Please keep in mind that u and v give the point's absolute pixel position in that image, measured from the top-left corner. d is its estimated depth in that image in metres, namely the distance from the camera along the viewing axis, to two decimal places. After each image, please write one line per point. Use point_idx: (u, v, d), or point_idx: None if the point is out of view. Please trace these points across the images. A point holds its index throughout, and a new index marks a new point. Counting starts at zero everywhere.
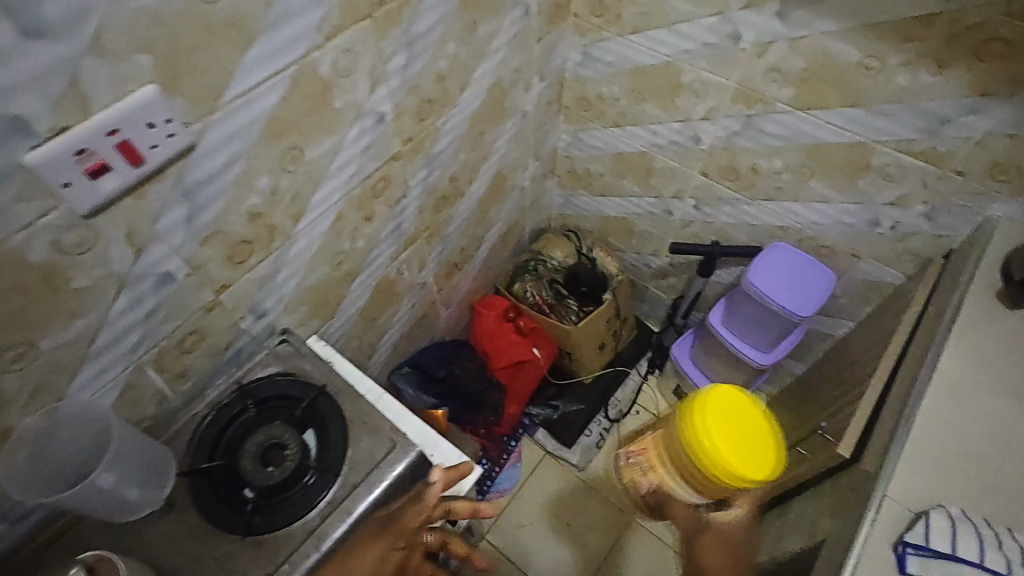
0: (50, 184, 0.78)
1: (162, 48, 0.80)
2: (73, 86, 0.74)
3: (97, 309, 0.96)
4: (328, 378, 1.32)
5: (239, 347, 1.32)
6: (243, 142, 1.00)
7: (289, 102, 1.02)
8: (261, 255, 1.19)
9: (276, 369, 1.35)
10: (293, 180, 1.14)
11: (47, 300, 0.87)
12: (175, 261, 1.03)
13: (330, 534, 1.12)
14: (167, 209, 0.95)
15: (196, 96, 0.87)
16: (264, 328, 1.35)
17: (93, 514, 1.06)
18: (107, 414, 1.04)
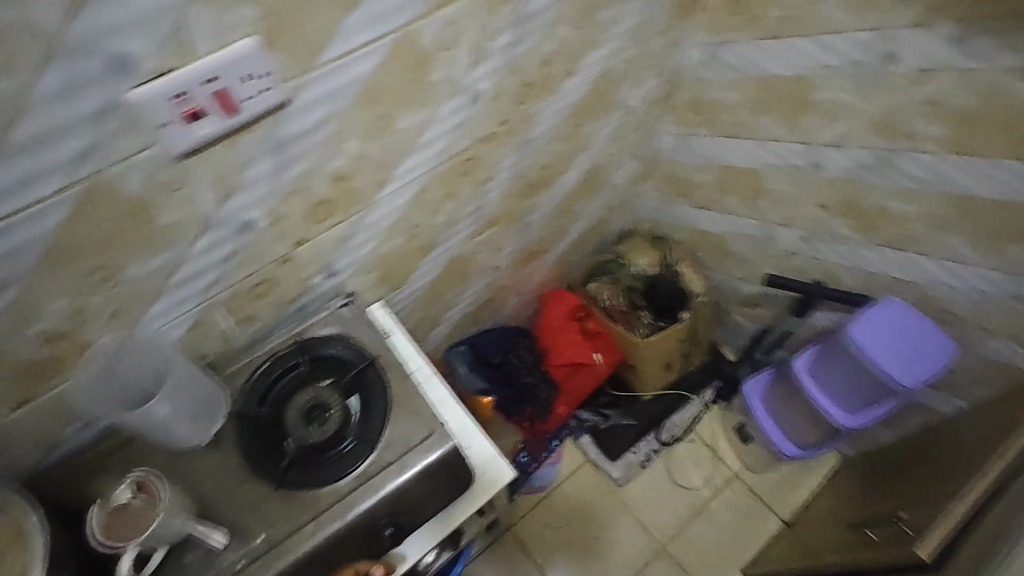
0: (149, 123, 0.82)
1: (268, 3, 0.81)
2: (176, 32, 0.76)
3: (180, 247, 1.02)
4: (381, 350, 1.34)
5: (303, 302, 1.38)
6: (339, 104, 1.02)
7: (384, 68, 1.03)
8: (341, 218, 1.24)
9: (334, 331, 1.38)
10: (381, 148, 1.17)
11: (135, 232, 0.94)
12: (258, 212, 1.08)
13: (357, 506, 1.14)
14: (255, 161, 0.99)
15: (295, 52, 0.89)
16: (331, 287, 1.41)
17: (147, 434, 1.16)
18: (168, 353, 1.16)
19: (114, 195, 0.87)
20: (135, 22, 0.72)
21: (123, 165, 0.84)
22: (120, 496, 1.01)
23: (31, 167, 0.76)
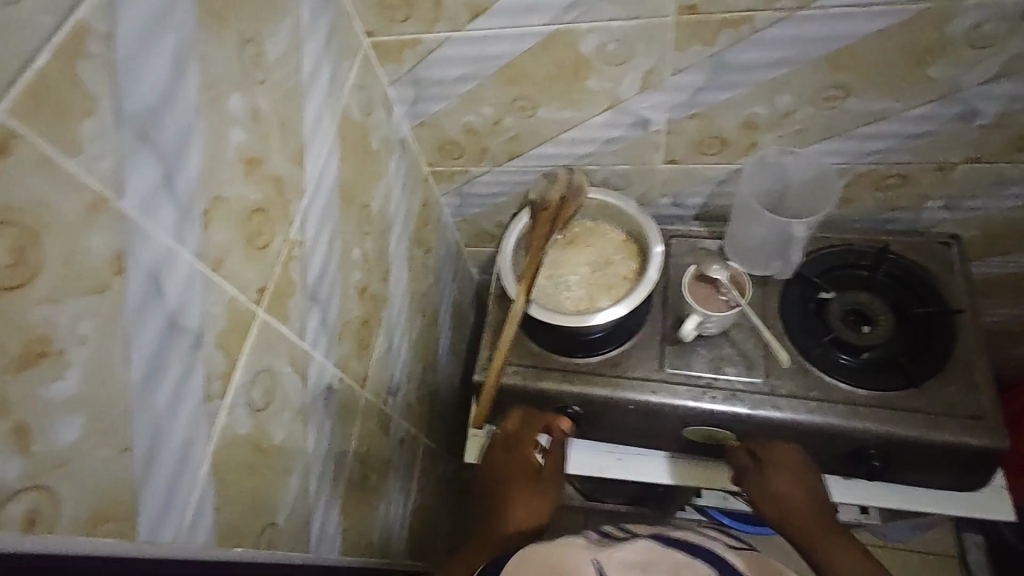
0: (494, 193, 0.95)
1: (561, 67, 0.69)
2: (488, 118, 0.79)
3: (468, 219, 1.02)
4: (933, 301, 0.79)
5: (843, 224, 0.87)
6: (908, 56, 0.62)
7: (960, 125, 0.69)
8: (855, 224, 0.87)
9: (873, 255, 0.82)
10: (936, 147, 0.73)
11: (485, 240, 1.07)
12: (713, 177, 0.83)
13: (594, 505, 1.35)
14: (726, 174, 0.82)
15: (606, 73, 0.69)
16: (905, 219, 0.84)
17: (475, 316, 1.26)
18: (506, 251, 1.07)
19: (473, 224, 1.03)
20: (477, 120, 0.80)
21: (472, 213, 1.01)
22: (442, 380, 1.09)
23: (471, 205, 0.99)
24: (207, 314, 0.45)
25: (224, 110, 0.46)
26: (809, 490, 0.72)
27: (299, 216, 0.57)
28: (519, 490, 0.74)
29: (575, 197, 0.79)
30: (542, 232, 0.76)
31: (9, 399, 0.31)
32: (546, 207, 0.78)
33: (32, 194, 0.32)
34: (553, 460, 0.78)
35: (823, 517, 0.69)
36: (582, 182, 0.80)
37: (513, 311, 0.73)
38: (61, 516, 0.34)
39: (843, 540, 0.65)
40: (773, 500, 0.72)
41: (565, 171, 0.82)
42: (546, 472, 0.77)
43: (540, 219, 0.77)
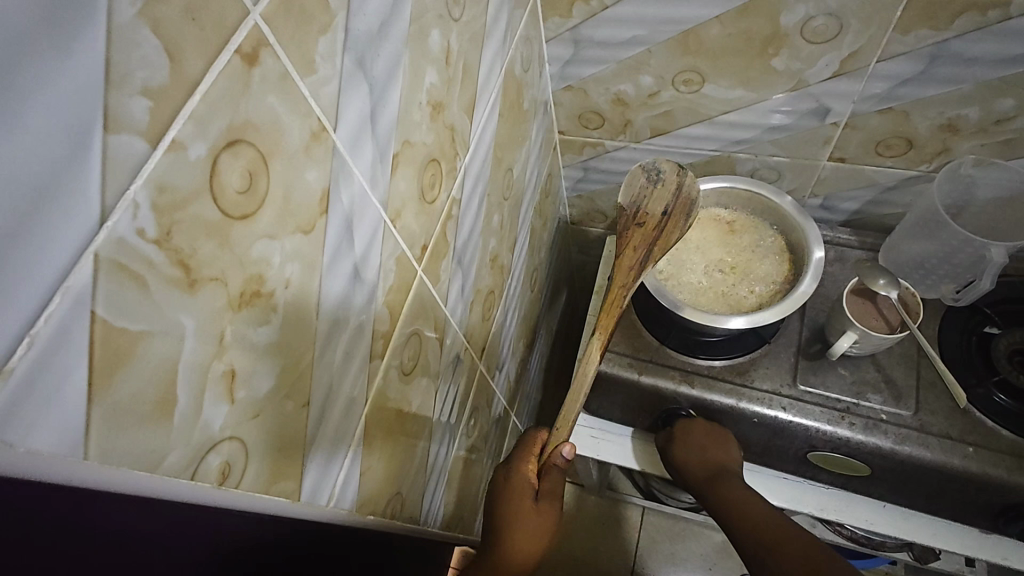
0: (623, 171, 0.89)
1: (751, 39, 0.62)
2: (645, 89, 0.73)
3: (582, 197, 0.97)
4: None
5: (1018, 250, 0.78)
6: None
7: None
8: None
9: None
10: None
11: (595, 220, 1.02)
12: (881, 182, 0.75)
13: (658, 504, 1.34)
14: (898, 180, 0.74)
15: (801, 51, 0.62)
16: None
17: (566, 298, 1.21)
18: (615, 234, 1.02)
19: (588, 202, 0.98)
20: (632, 91, 0.74)
21: (591, 191, 0.95)
22: (537, 360, 1.06)
23: (593, 182, 0.93)
24: (382, 268, 0.42)
25: (425, 46, 0.42)
26: (710, 450, 0.71)
27: (463, 172, 0.53)
28: (530, 505, 0.65)
29: (682, 221, 0.68)
30: (630, 264, 0.67)
31: (225, 340, 0.28)
32: (643, 227, 0.68)
33: (271, 112, 0.28)
34: (551, 487, 0.66)
35: (720, 480, 0.70)
36: (693, 197, 0.67)
37: (584, 368, 0.62)
38: (250, 472, 0.31)
39: (768, 507, 0.66)
40: (688, 463, 0.71)
41: (675, 171, 0.68)
42: (540, 500, 0.66)
43: (634, 245, 0.68)
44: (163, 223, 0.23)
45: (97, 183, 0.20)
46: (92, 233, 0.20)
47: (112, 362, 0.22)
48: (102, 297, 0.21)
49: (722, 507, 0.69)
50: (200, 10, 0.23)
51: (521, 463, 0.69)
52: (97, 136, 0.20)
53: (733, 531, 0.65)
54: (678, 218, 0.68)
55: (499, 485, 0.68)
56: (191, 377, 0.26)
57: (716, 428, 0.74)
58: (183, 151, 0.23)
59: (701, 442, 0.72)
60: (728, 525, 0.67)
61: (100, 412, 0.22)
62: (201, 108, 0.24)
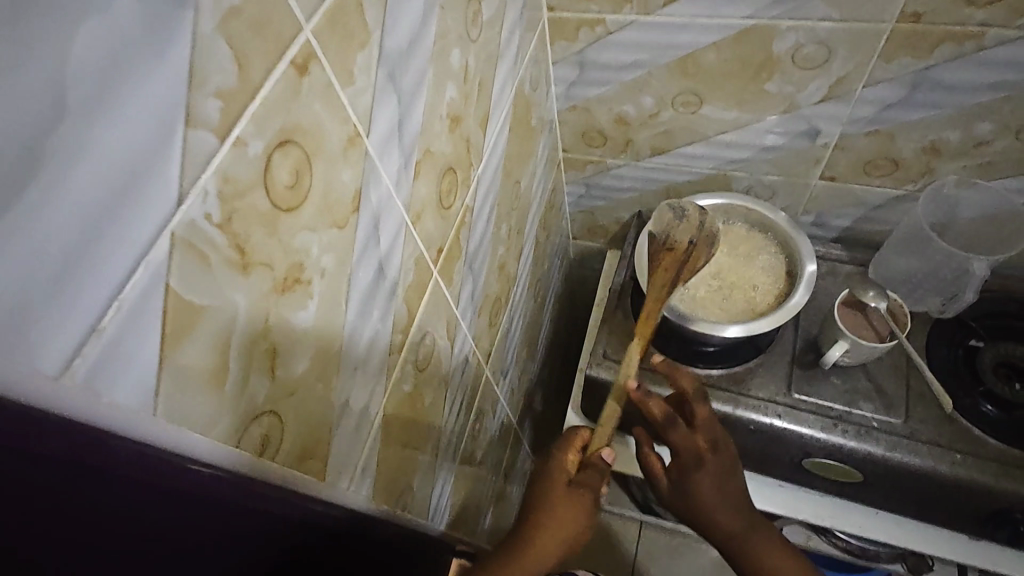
0: (623, 187, 0.92)
1: (745, 64, 0.66)
2: (645, 110, 0.77)
3: (583, 212, 1.00)
4: None
5: (1000, 267, 0.81)
6: None
7: None
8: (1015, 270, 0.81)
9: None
10: None
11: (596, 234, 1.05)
12: (869, 201, 0.79)
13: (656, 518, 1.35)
14: (885, 198, 0.78)
15: (792, 76, 0.66)
16: None
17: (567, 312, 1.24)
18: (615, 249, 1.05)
19: (590, 217, 1.01)
20: (633, 111, 0.78)
21: (592, 206, 0.99)
22: (539, 372, 1.08)
23: (594, 198, 0.97)
24: (402, 266, 0.45)
25: (447, 64, 0.46)
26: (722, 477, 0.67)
27: (476, 181, 0.56)
28: (553, 506, 0.63)
29: (707, 251, 0.67)
30: (662, 283, 0.66)
31: (269, 321, 0.30)
32: (672, 253, 0.67)
33: (316, 117, 0.31)
34: (590, 482, 0.63)
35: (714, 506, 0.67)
36: (715, 231, 0.68)
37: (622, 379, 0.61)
38: (284, 445, 0.34)
39: (762, 545, 0.66)
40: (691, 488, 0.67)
41: (699, 211, 0.69)
42: (568, 497, 0.63)
43: (664, 268, 0.66)
44: (226, 210, 0.26)
45: (177, 172, 0.23)
46: (171, 214, 0.23)
47: (180, 330, 0.25)
48: (176, 272, 0.24)
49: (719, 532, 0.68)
50: (265, 26, 0.26)
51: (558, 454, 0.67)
52: (180, 130, 0.23)
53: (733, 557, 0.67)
54: (703, 247, 0.68)
55: (538, 473, 0.67)
56: (241, 351, 0.29)
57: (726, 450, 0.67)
58: (244, 147, 0.27)
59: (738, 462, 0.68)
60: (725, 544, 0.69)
61: (167, 374, 0.25)
62: (260, 111, 0.27)
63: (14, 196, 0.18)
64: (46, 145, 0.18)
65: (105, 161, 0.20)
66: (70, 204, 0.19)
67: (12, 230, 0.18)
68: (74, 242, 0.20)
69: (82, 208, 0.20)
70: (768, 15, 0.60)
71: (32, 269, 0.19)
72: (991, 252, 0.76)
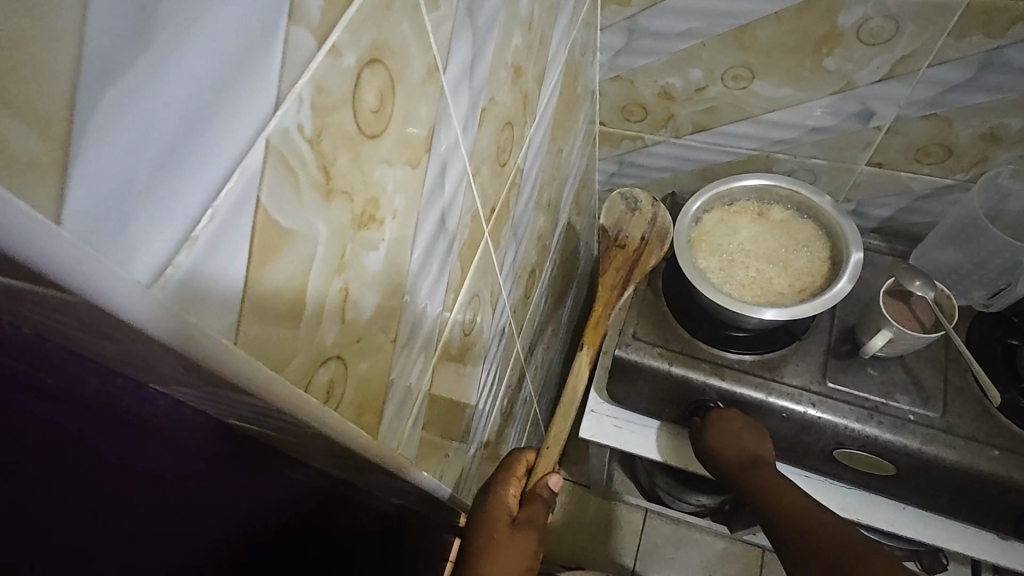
0: (658, 166, 0.90)
1: (806, 38, 0.64)
2: (692, 84, 0.74)
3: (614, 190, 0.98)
4: None
5: None
6: None
7: None
8: None
9: None
10: None
11: None
12: (914, 189, 0.77)
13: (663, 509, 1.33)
14: (932, 187, 0.76)
15: (853, 52, 0.64)
16: None
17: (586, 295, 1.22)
18: None
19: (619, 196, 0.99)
20: (680, 84, 0.75)
21: (623, 186, 0.96)
22: (559, 352, 1.06)
23: (626, 176, 0.94)
24: (460, 220, 0.42)
25: (516, 8, 0.43)
26: (749, 442, 0.73)
27: (528, 141, 0.53)
28: (501, 535, 0.60)
29: (658, 246, 0.80)
30: (615, 279, 0.78)
31: (345, 258, 0.28)
32: (623, 248, 0.80)
33: (403, 39, 0.29)
34: (534, 518, 0.62)
35: (750, 469, 0.72)
36: (668, 226, 0.79)
37: (575, 378, 0.71)
38: (346, 396, 0.32)
39: (801, 496, 0.69)
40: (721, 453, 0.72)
41: (649, 201, 0.82)
42: (517, 526, 0.61)
43: (616, 264, 0.80)
44: (317, 124, 0.24)
45: (275, 72, 0.21)
46: (268, 119, 0.21)
47: (266, 253, 0.22)
48: (267, 186, 0.22)
49: (751, 493, 0.71)
50: None
51: (499, 485, 0.64)
52: (283, 24, 0.21)
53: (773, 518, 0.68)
54: (654, 242, 0.80)
55: (475, 509, 0.63)
56: (318, 286, 0.26)
57: (738, 415, 0.75)
58: (338, 57, 0.24)
59: (737, 429, 0.73)
60: (763, 507, 0.70)
61: (250, 301, 0.22)
62: (356, 20, 0.25)
63: (126, 64, 0.15)
64: (161, 11, 0.16)
65: (210, 44, 0.18)
66: (178, 89, 0.17)
67: (120, 107, 0.15)
68: (178, 129, 0.17)
69: (188, 95, 0.17)
70: None
71: (136, 152, 0.16)
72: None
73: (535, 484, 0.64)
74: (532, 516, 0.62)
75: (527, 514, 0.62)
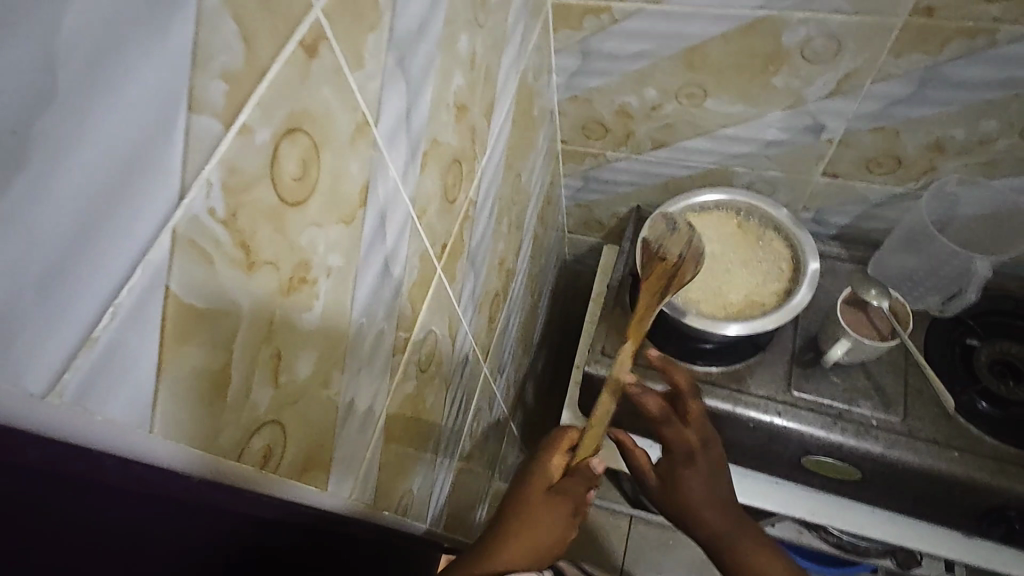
0: (623, 181, 0.91)
1: (753, 58, 0.65)
2: (648, 104, 0.75)
3: (581, 204, 0.99)
4: None
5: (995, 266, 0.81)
6: None
7: None
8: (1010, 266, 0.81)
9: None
10: None
11: (592, 228, 1.04)
12: (870, 198, 0.79)
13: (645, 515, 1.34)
14: (886, 195, 0.77)
15: (801, 70, 0.65)
16: None
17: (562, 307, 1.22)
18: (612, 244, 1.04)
19: (587, 210, 1.00)
20: (637, 103, 0.76)
21: (589, 199, 0.97)
22: (535, 367, 1.07)
23: (592, 192, 0.95)
24: (407, 263, 0.42)
25: (455, 49, 0.43)
26: (700, 487, 0.66)
27: (480, 173, 0.54)
28: (534, 502, 0.58)
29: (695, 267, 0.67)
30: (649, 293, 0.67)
31: (274, 325, 0.28)
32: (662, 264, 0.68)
33: (326, 104, 0.29)
34: (571, 490, 0.59)
35: (697, 511, 0.66)
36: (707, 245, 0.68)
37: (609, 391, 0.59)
38: (289, 455, 0.32)
39: (750, 533, 0.66)
40: (680, 499, 0.67)
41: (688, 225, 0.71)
42: (553, 496, 0.58)
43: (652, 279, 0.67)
44: (231, 204, 0.24)
45: (178, 163, 0.21)
46: (172, 210, 0.21)
47: (182, 339, 0.23)
48: (176, 274, 0.22)
49: (703, 530, 0.67)
50: (274, 1, 0.24)
51: (544, 457, 0.63)
52: (181, 116, 0.21)
53: (723, 555, 0.66)
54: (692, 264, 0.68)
55: (518, 480, 0.62)
56: (245, 359, 0.26)
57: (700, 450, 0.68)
58: (250, 135, 0.24)
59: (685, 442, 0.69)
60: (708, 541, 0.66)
61: (168, 387, 0.22)
62: (268, 96, 0.25)
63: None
64: (35, 130, 0.16)
65: (101, 148, 0.18)
66: (65, 199, 0.17)
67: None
68: (68, 238, 0.17)
69: (75, 203, 0.17)
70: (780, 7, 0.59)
71: (17, 270, 0.16)
72: (988, 251, 0.75)
73: (580, 458, 0.61)
74: (568, 487, 0.59)
75: (563, 486, 0.59)
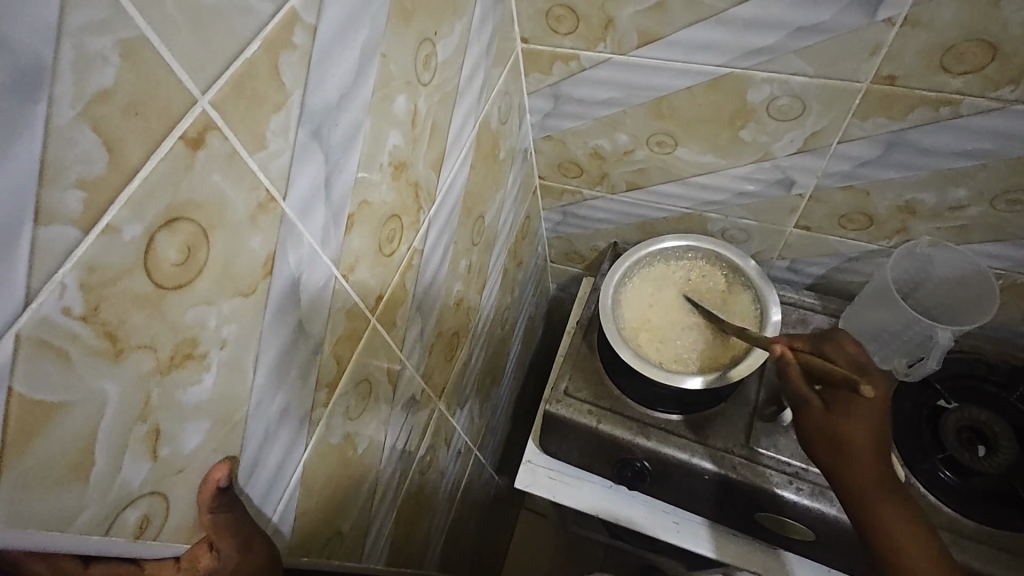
0: (601, 219, 0.91)
1: (721, 112, 0.65)
2: (621, 149, 0.75)
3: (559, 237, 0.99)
4: None
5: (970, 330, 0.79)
6: None
7: None
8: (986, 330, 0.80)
9: (1001, 368, 0.75)
10: None
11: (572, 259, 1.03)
12: (843, 253, 0.78)
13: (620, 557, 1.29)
14: (860, 251, 0.76)
15: (769, 126, 0.64)
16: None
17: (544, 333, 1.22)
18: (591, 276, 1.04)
19: (566, 242, 1.00)
20: (610, 147, 0.75)
21: (569, 232, 0.97)
22: (508, 394, 1.07)
23: (572, 227, 0.95)
24: (330, 321, 0.43)
25: (391, 111, 0.44)
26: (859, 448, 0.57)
27: (426, 223, 0.55)
28: None
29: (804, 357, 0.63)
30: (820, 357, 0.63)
31: (151, 403, 0.29)
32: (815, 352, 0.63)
33: (217, 191, 0.30)
34: None
35: (850, 459, 0.57)
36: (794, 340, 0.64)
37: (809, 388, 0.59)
38: (172, 519, 0.33)
39: (905, 507, 0.57)
40: (830, 438, 0.58)
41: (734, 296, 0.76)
42: None
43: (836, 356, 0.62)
44: (91, 301, 0.25)
45: (22, 272, 0.22)
46: (15, 315, 0.22)
47: (29, 432, 0.23)
48: (21, 375, 0.23)
49: (846, 487, 0.58)
50: (145, 105, 0.25)
51: None
52: (27, 228, 0.22)
53: (868, 523, 0.57)
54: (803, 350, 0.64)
55: None
56: (112, 440, 0.27)
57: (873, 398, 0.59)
58: (117, 234, 0.25)
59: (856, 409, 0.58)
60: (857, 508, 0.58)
61: (11, 478, 0.23)
62: (139, 194, 0.25)
63: None
64: None
65: None
66: None
67: None
68: None
69: None
70: (744, 66, 0.59)
71: None
72: (948, 321, 0.73)
73: None
74: None
75: None
